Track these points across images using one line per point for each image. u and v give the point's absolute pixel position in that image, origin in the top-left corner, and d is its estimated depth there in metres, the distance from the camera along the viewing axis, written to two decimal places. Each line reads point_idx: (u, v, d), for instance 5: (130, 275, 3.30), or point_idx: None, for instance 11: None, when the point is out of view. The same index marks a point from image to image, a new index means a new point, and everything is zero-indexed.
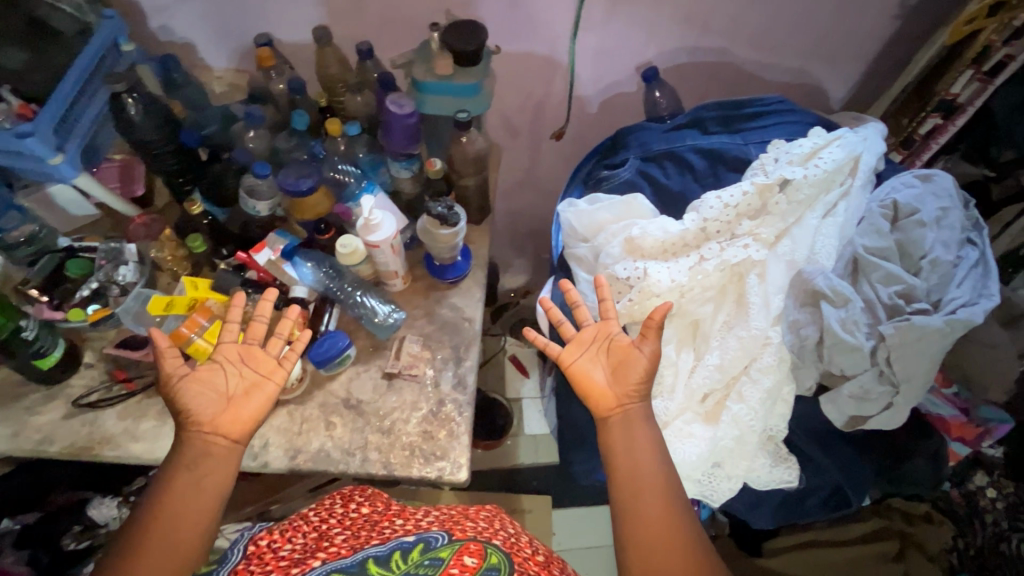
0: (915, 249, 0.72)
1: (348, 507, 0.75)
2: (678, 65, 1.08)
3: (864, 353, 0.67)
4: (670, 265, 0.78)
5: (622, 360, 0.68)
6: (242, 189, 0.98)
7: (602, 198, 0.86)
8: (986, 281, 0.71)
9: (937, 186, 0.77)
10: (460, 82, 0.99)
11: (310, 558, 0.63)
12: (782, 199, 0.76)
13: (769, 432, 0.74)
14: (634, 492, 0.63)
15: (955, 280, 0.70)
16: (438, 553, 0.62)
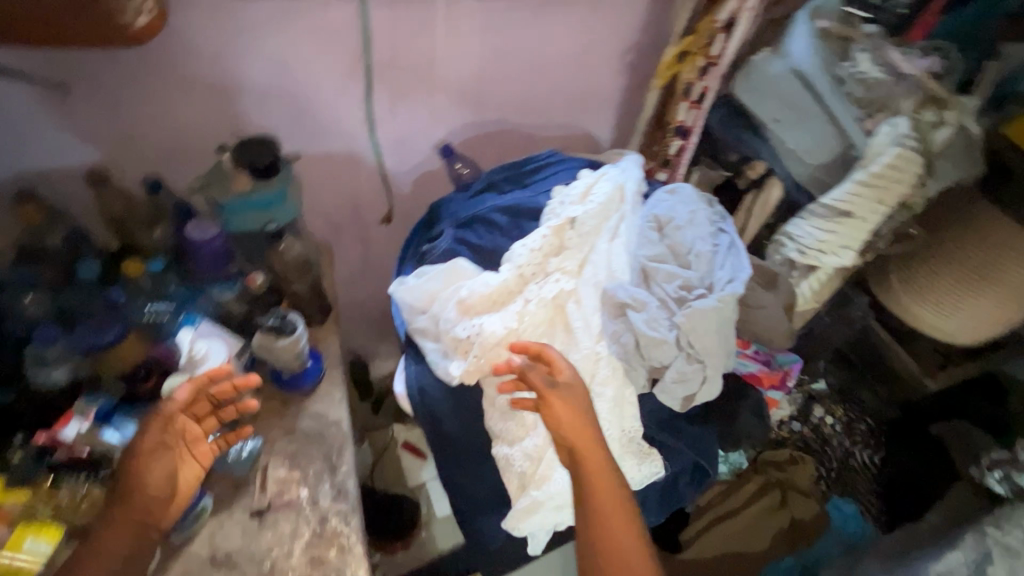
0: (682, 248, 0.89)
1: None
2: (468, 139, 1.21)
3: (670, 342, 0.80)
4: (502, 314, 0.85)
5: (562, 410, 0.74)
6: (28, 362, 0.87)
7: (427, 270, 0.91)
8: (738, 259, 0.89)
9: (683, 195, 0.95)
10: (262, 195, 1.00)
11: None
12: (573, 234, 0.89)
13: (627, 434, 0.82)
14: (610, 544, 0.69)
15: (717, 264, 0.87)
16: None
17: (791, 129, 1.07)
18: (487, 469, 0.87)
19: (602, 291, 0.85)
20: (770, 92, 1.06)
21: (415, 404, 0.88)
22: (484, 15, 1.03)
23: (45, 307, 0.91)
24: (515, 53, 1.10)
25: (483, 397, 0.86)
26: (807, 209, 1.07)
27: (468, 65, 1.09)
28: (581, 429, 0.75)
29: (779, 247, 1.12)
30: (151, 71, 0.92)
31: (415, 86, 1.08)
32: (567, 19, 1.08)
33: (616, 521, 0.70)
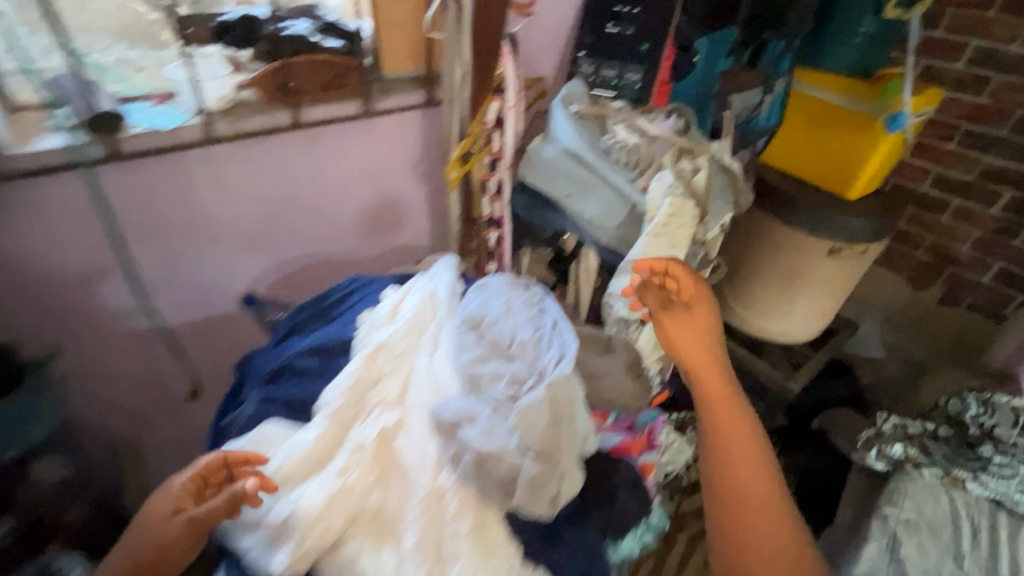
0: (503, 341, 0.85)
1: None
2: (275, 282, 1.13)
3: (512, 449, 0.72)
4: (322, 475, 0.72)
5: (676, 323, 0.90)
6: None
7: (227, 448, 0.77)
8: (563, 336, 0.87)
9: (494, 287, 0.94)
10: (14, 410, 0.83)
11: None
12: (385, 361, 0.82)
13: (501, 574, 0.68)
14: (727, 458, 0.78)
15: (542, 348, 0.85)
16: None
17: (584, 199, 1.12)
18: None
19: (429, 415, 0.76)
20: (554, 173, 1.13)
21: None
22: (250, 159, 0.98)
23: None
24: (298, 189, 1.07)
25: None
26: (620, 266, 1.11)
27: (249, 211, 1.03)
28: (683, 340, 0.88)
29: (610, 304, 1.15)
30: None
31: (191, 244, 0.99)
32: (344, 147, 1.08)
33: (732, 429, 0.80)
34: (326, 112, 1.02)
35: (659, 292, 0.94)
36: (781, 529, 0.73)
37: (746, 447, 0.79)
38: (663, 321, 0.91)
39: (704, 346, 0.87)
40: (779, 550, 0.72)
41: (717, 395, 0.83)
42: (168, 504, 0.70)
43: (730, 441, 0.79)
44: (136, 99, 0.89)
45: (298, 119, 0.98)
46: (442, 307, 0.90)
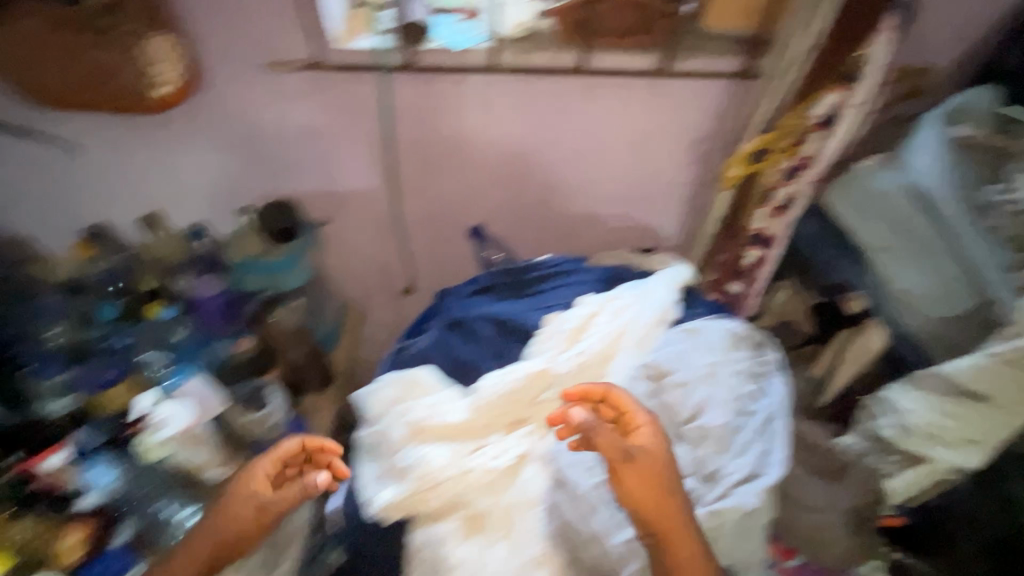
0: (682, 411, 0.68)
1: None
2: (505, 222, 1.13)
3: None
4: (458, 449, 0.73)
5: (652, 462, 0.62)
6: (34, 393, 0.95)
7: (390, 374, 0.83)
8: (770, 447, 0.67)
9: (708, 338, 0.74)
10: (273, 259, 1.02)
11: None
12: (552, 391, 0.73)
13: None
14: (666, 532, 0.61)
15: (731, 447, 0.65)
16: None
17: (905, 263, 0.83)
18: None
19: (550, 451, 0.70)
20: (876, 210, 0.83)
21: (344, 529, 0.75)
22: (531, 92, 0.93)
23: (69, 338, 0.99)
24: (560, 137, 1.00)
25: (407, 550, 0.70)
26: (915, 372, 0.79)
27: (506, 145, 1.00)
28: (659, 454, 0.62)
29: (874, 414, 0.84)
30: (195, 129, 0.97)
31: (448, 161, 1.02)
32: (620, 104, 0.95)
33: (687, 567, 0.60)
34: (617, 61, 0.89)
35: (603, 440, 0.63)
36: None
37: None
38: (625, 457, 0.62)
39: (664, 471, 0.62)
40: None
41: (676, 531, 0.61)
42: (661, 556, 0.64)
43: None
44: (448, 12, 0.92)
45: (580, 63, 0.89)
46: (632, 342, 0.74)
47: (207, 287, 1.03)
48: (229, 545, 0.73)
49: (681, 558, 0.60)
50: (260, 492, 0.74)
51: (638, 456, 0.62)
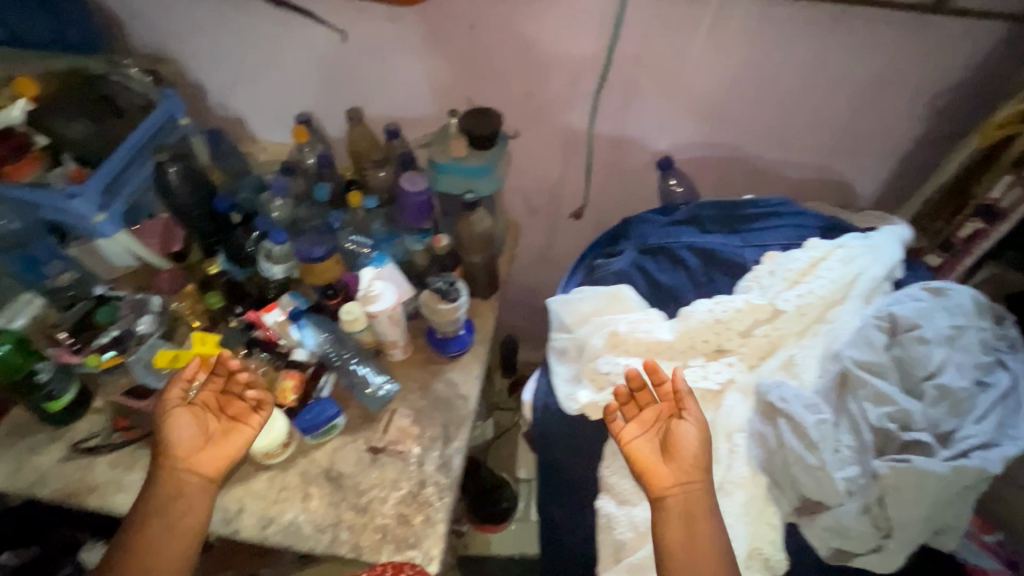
0: (919, 367, 0.66)
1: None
2: (693, 157, 1.11)
3: (837, 482, 0.61)
4: (663, 365, 0.76)
5: (689, 449, 0.65)
6: (259, 254, 1.06)
7: (586, 288, 0.86)
8: (1013, 420, 0.63)
9: (950, 302, 0.70)
10: (473, 164, 1.03)
11: None
12: (765, 327, 0.73)
13: (757, 548, 0.65)
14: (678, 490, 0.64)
15: (970, 413, 0.63)
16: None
17: None
18: (582, 520, 0.80)
19: (762, 383, 0.70)
20: None
21: (537, 417, 0.82)
22: (778, 19, 0.88)
23: (284, 213, 1.11)
24: (789, 72, 0.95)
25: (606, 446, 0.77)
26: None
27: (727, 75, 0.97)
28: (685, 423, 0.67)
29: None
30: (423, 26, 1.00)
31: (660, 86, 1.00)
32: (867, 41, 0.89)
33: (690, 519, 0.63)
34: None
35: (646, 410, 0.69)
36: None
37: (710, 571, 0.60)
38: (674, 437, 0.66)
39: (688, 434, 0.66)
40: None
41: (695, 516, 0.63)
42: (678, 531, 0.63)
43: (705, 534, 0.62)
44: None
45: None
46: (856, 293, 0.73)
47: (414, 185, 1.02)
48: (168, 457, 0.82)
49: (692, 542, 0.62)
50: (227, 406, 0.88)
51: (685, 435, 0.65)
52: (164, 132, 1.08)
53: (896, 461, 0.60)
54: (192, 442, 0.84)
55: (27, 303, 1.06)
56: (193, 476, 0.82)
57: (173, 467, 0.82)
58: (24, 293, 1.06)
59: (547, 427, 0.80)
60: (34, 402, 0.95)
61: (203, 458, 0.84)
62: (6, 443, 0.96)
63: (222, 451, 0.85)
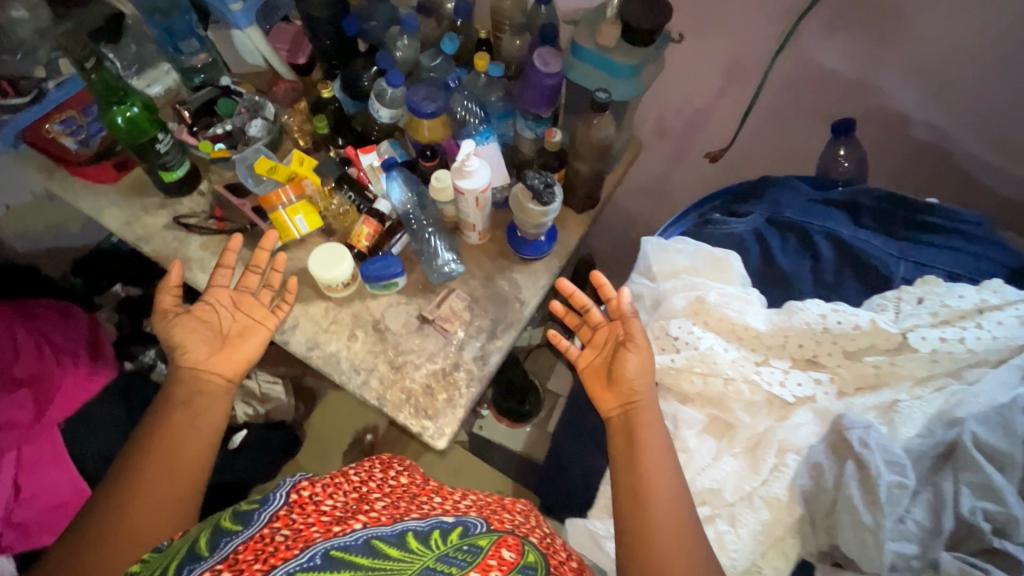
0: None
1: (387, 473, 0.72)
2: (880, 130, 0.90)
3: (884, 552, 0.53)
4: (740, 354, 0.67)
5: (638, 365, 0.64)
6: (372, 92, 1.03)
7: (688, 241, 0.76)
8: None
9: None
10: (615, 62, 0.89)
11: (353, 520, 0.57)
12: (880, 359, 0.62)
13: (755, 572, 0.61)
14: (638, 443, 0.61)
15: None
16: (477, 541, 0.59)
17: None
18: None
19: (846, 416, 0.61)
20: None
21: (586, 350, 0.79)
22: None
23: (407, 56, 1.03)
24: None
25: None
26: None
27: (990, 30, 0.74)
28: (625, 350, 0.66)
29: None
30: None
31: (889, 26, 0.79)
32: None
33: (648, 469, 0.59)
34: None
35: (597, 335, 0.69)
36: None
37: (666, 511, 0.57)
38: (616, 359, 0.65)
39: (626, 353, 0.65)
40: None
41: (639, 428, 0.62)
42: (642, 467, 0.59)
43: (657, 472, 0.59)
44: None
45: None
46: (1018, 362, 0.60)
47: (545, 65, 0.91)
48: (180, 359, 0.80)
49: (643, 463, 0.60)
50: (242, 308, 0.87)
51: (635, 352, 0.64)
52: None
53: (969, 565, 0.51)
54: (207, 343, 0.82)
55: (164, 74, 1.13)
56: (213, 379, 0.80)
57: (189, 370, 0.80)
58: (159, 62, 1.13)
59: None
60: (150, 167, 1.02)
61: (219, 360, 0.82)
62: (123, 197, 1.07)
63: (240, 351, 0.83)
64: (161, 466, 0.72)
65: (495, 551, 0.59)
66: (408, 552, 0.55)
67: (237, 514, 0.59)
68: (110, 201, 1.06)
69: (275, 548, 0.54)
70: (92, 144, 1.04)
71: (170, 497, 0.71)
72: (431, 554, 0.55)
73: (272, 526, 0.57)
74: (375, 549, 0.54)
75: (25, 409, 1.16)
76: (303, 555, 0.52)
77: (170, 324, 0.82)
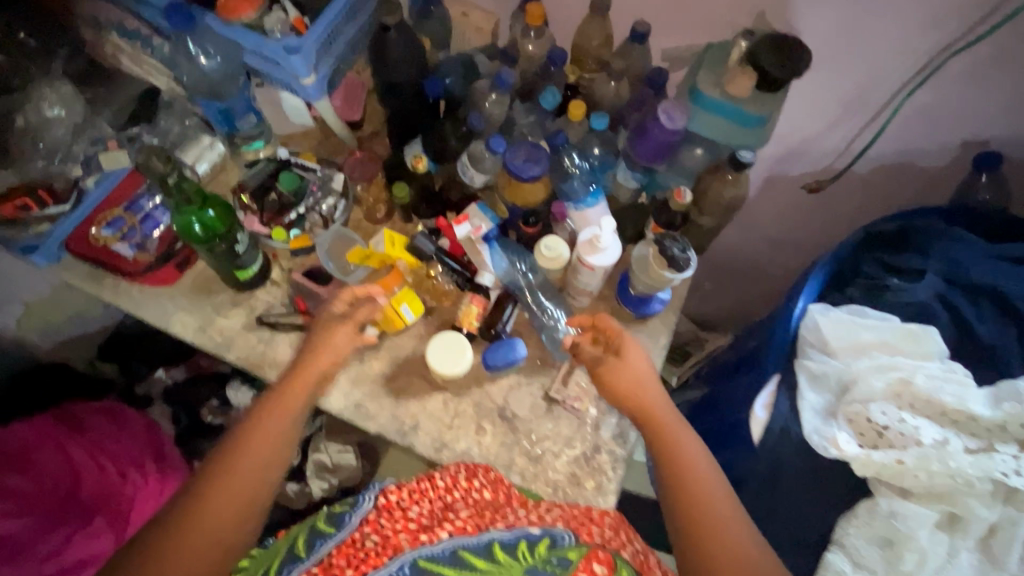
0: None
1: (472, 485, 0.74)
2: (1017, 159, 0.86)
3: None
4: (963, 441, 0.63)
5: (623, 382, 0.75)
6: (465, 155, 0.92)
7: (869, 313, 0.72)
8: None
9: None
10: (747, 111, 0.83)
11: (437, 529, 0.66)
12: None
13: None
14: (663, 451, 0.70)
15: None
16: (567, 555, 0.64)
17: None
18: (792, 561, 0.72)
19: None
20: None
21: (766, 437, 0.73)
22: None
23: (498, 113, 0.93)
24: None
25: (856, 502, 0.68)
26: None
27: None
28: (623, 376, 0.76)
29: None
30: None
31: None
32: None
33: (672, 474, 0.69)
34: None
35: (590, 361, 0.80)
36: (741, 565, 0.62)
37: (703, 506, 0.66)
38: (604, 379, 0.76)
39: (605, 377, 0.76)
40: None
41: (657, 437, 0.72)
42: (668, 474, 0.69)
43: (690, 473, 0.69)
44: None
45: None
46: None
47: (673, 122, 0.83)
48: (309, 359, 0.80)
49: (670, 469, 0.69)
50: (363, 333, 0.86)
51: (614, 369, 0.75)
52: None
53: None
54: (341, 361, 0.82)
55: (208, 149, 0.98)
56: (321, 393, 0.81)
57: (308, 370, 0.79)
58: (201, 134, 0.98)
59: (780, 454, 0.72)
60: (223, 266, 0.90)
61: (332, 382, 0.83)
62: (190, 299, 0.96)
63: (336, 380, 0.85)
64: (247, 462, 0.71)
65: (586, 564, 0.64)
66: (494, 562, 0.63)
67: (334, 516, 0.72)
68: (177, 306, 0.95)
69: (365, 553, 0.65)
70: (150, 248, 0.91)
71: (239, 506, 0.69)
72: (520, 566, 0.63)
73: (363, 529, 0.69)
74: (460, 558, 0.63)
75: (105, 535, 1.06)
76: (393, 563, 0.63)
77: (320, 326, 0.82)
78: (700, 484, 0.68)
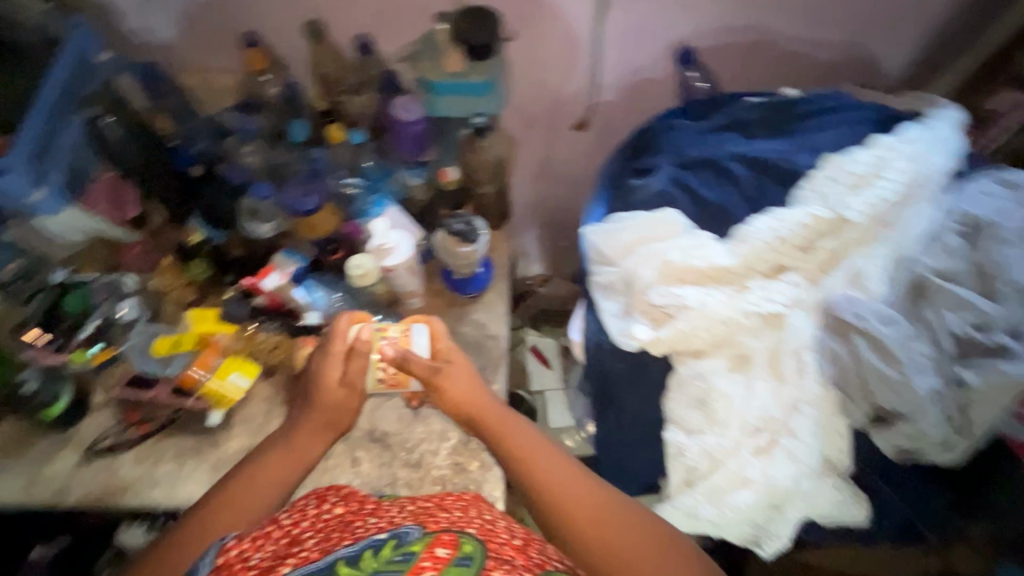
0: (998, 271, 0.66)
1: (321, 508, 0.63)
2: (713, 46, 0.99)
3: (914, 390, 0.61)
4: (723, 292, 0.72)
5: (454, 377, 0.80)
6: (239, 213, 0.92)
7: (625, 215, 0.79)
8: None
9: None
10: (472, 82, 0.90)
11: (279, 566, 0.54)
12: (830, 240, 0.71)
13: (826, 458, 0.68)
14: (499, 427, 0.75)
15: None
16: (410, 546, 0.53)
17: None
18: (651, 453, 0.77)
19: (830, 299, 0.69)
20: None
21: (589, 357, 0.79)
22: None
23: (259, 160, 0.94)
24: None
25: (668, 378, 0.74)
26: None
27: None
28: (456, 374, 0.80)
29: None
30: None
31: None
32: None
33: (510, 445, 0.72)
34: None
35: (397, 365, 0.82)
36: (599, 497, 0.66)
37: (544, 467, 0.69)
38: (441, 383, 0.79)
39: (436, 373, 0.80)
40: (600, 511, 0.65)
41: (485, 417, 0.76)
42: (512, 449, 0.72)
43: (523, 440, 0.73)
44: None
45: None
46: (924, 191, 0.73)
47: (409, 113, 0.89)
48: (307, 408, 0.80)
49: (511, 441, 0.73)
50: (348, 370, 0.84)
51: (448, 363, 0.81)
52: (83, 74, 0.87)
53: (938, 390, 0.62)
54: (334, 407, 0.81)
55: None
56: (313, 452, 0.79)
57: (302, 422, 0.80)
58: None
59: (602, 364, 0.77)
60: (29, 411, 0.89)
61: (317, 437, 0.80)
62: (9, 458, 0.88)
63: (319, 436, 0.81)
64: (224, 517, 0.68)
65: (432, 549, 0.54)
66: None
67: None
68: None
69: None
70: None
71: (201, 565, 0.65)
72: None
73: None
74: None
75: None
76: None
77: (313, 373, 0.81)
78: (527, 447, 0.72)
